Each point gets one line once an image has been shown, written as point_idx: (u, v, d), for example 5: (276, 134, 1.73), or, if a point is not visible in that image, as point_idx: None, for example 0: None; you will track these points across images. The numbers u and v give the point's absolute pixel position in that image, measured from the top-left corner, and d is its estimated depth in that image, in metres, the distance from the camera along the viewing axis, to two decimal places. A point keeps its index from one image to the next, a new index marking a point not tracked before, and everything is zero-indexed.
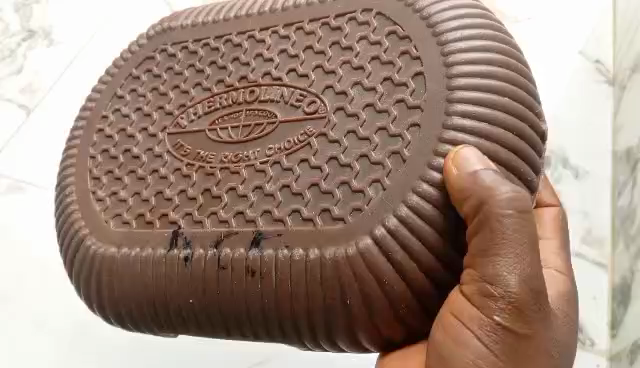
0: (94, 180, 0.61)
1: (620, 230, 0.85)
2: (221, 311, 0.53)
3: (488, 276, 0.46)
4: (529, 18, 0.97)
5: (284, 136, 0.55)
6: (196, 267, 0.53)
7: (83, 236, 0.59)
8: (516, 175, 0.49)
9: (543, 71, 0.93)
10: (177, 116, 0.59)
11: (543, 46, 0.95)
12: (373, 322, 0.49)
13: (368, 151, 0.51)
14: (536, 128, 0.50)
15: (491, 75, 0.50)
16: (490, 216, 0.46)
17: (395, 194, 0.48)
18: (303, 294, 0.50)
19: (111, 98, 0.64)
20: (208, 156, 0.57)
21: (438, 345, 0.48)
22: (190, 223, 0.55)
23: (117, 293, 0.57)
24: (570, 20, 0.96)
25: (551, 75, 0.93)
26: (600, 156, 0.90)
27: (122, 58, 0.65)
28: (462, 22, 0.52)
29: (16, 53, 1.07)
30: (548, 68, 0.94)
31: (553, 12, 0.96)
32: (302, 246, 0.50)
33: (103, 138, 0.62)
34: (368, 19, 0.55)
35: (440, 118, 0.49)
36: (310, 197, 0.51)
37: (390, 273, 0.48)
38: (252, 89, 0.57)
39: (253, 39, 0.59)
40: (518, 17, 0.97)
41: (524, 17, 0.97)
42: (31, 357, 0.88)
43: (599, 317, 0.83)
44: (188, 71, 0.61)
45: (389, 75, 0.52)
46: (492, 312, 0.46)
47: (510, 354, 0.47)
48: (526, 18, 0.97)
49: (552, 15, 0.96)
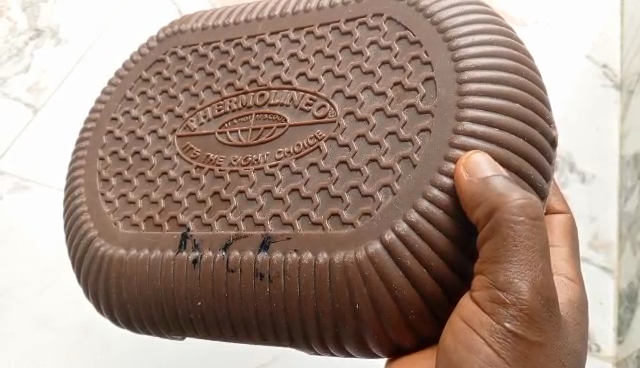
0: (103, 182, 0.61)
1: (627, 235, 0.85)
2: (229, 314, 0.53)
3: (499, 282, 0.46)
4: (535, 21, 0.97)
5: (294, 140, 0.55)
6: (203, 270, 0.53)
7: (92, 238, 0.59)
8: (526, 182, 0.49)
9: (551, 75, 0.93)
10: (186, 118, 0.60)
11: (551, 50, 0.95)
12: (382, 327, 0.49)
13: (378, 156, 0.51)
14: (546, 135, 0.50)
15: (502, 81, 0.50)
16: (502, 222, 0.46)
17: (405, 199, 0.48)
18: (312, 298, 0.50)
19: (121, 100, 0.64)
20: (218, 159, 0.57)
21: (448, 350, 0.48)
22: (199, 226, 0.55)
23: (124, 294, 0.57)
24: (577, 25, 0.96)
25: (558, 79, 0.93)
26: (607, 161, 0.90)
27: (132, 60, 0.65)
28: (472, 28, 0.52)
29: (23, 52, 1.07)
30: (555, 71, 0.94)
31: (558, 17, 0.96)
32: (311, 250, 0.50)
33: (112, 140, 0.62)
34: (379, 24, 0.55)
35: (450, 123, 0.49)
36: (319, 201, 0.51)
37: (399, 278, 0.48)
38: (262, 92, 0.57)
39: (263, 43, 0.59)
40: (525, 20, 0.97)
41: (531, 21, 0.97)
42: (31, 355, 0.88)
43: (604, 322, 0.83)
44: (198, 74, 0.61)
45: (399, 80, 0.52)
46: (503, 319, 0.46)
47: (521, 361, 0.46)
48: (532, 21, 0.97)
49: (558, 20, 0.96)
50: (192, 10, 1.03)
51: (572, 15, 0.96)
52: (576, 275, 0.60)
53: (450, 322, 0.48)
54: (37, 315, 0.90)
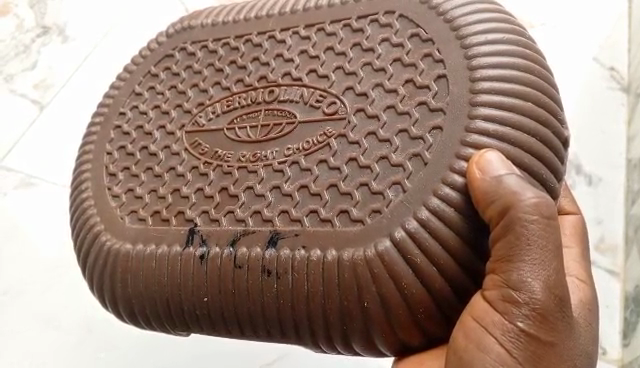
0: (109, 176, 0.61)
1: (634, 238, 0.84)
2: (236, 310, 0.53)
3: (512, 281, 0.45)
4: (543, 23, 0.97)
5: (303, 136, 0.54)
6: (211, 267, 0.53)
7: (97, 233, 0.59)
8: (537, 180, 0.48)
9: (559, 76, 0.93)
10: (194, 115, 0.59)
11: (559, 52, 0.95)
12: (389, 325, 0.49)
13: (388, 153, 0.50)
14: (558, 135, 0.50)
15: (514, 80, 0.50)
16: (515, 221, 0.45)
17: (416, 197, 0.48)
18: (319, 295, 0.50)
19: (129, 95, 0.64)
20: (226, 155, 0.57)
21: (459, 349, 0.48)
22: (206, 222, 0.55)
23: (128, 290, 0.57)
24: (585, 27, 0.96)
25: (566, 81, 0.93)
26: (614, 165, 0.90)
27: (141, 55, 0.65)
28: (485, 26, 0.52)
29: (30, 49, 1.07)
30: (564, 72, 0.94)
31: (567, 18, 0.96)
32: (320, 247, 0.50)
33: (120, 135, 0.62)
34: (390, 21, 0.55)
35: (462, 121, 0.49)
36: (328, 198, 0.51)
37: (408, 277, 0.48)
38: (272, 89, 0.57)
39: (274, 39, 0.59)
40: (532, 23, 0.97)
41: (540, 23, 0.97)
42: (35, 354, 0.87)
43: (610, 326, 0.83)
44: (207, 70, 0.61)
45: (411, 77, 0.52)
46: (515, 318, 0.46)
47: (533, 362, 0.46)
48: (540, 23, 0.97)
49: (566, 22, 0.96)
50: (199, 8, 1.04)
51: (579, 17, 0.96)
52: (587, 276, 0.60)
53: (461, 322, 0.48)
54: (41, 315, 0.89)
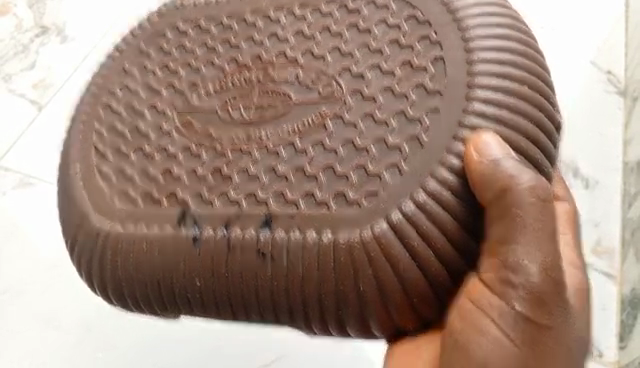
0: (98, 156, 0.59)
1: (631, 241, 0.85)
2: (229, 294, 0.53)
3: (509, 262, 0.46)
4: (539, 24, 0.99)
5: (298, 118, 0.54)
6: (203, 252, 0.52)
7: (86, 214, 0.57)
8: (532, 163, 0.50)
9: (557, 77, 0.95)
10: (188, 96, 0.58)
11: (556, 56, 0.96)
12: (386, 307, 0.49)
13: (384, 135, 0.50)
14: (551, 118, 0.52)
15: (509, 63, 0.51)
16: (510, 203, 0.46)
17: (413, 180, 0.48)
18: (315, 278, 0.50)
19: (118, 73, 0.62)
20: (220, 135, 0.56)
21: (456, 331, 0.49)
22: (199, 203, 0.54)
23: (117, 271, 0.56)
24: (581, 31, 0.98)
25: (564, 83, 0.95)
26: (610, 168, 0.91)
27: (132, 32, 0.64)
28: (481, 10, 0.53)
29: (28, 48, 1.07)
30: (561, 74, 0.95)
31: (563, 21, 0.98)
32: (316, 230, 0.50)
33: (109, 113, 0.61)
34: (386, 3, 0.55)
35: (460, 103, 0.50)
36: (324, 180, 0.51)
37: (405, 259, 0.48)
38: (267, 69, 0.57)
39: (268, 18, 0.59)
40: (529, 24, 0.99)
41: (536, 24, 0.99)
42: (34, 355, 0.87)
43: (607, 329, 0.83)
44: (201, 49, 0.60)
45: (408, 59, 0.52)
46: (511, 301, 0.46)
47: (529, 346, 0.46)
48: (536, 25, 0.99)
49: (562, 24, 0.98)
50: None
51: (576, 21, 0.99)
52: None
53: (459, 305, 0.49)
54: (41, 315, 0.89)
